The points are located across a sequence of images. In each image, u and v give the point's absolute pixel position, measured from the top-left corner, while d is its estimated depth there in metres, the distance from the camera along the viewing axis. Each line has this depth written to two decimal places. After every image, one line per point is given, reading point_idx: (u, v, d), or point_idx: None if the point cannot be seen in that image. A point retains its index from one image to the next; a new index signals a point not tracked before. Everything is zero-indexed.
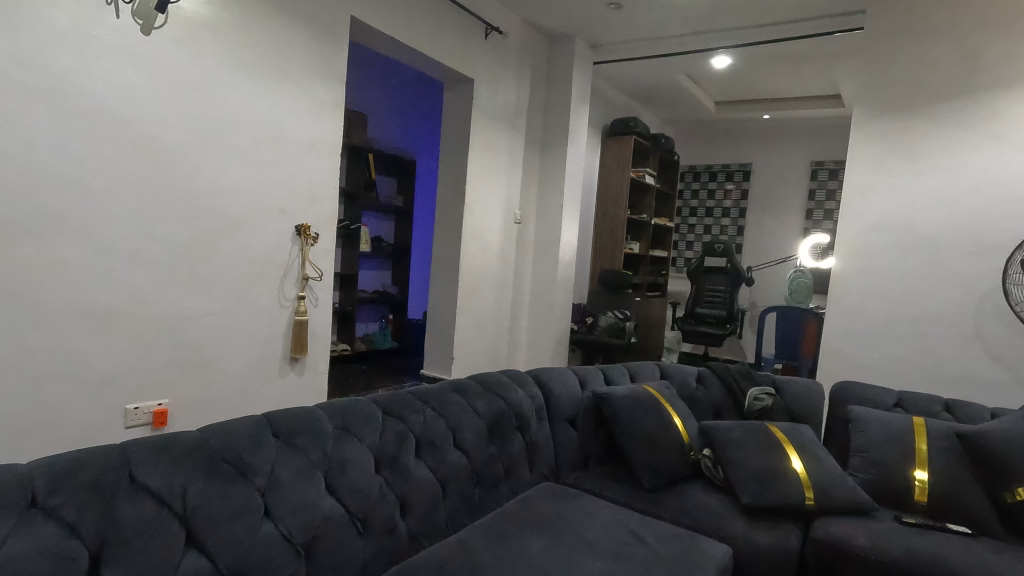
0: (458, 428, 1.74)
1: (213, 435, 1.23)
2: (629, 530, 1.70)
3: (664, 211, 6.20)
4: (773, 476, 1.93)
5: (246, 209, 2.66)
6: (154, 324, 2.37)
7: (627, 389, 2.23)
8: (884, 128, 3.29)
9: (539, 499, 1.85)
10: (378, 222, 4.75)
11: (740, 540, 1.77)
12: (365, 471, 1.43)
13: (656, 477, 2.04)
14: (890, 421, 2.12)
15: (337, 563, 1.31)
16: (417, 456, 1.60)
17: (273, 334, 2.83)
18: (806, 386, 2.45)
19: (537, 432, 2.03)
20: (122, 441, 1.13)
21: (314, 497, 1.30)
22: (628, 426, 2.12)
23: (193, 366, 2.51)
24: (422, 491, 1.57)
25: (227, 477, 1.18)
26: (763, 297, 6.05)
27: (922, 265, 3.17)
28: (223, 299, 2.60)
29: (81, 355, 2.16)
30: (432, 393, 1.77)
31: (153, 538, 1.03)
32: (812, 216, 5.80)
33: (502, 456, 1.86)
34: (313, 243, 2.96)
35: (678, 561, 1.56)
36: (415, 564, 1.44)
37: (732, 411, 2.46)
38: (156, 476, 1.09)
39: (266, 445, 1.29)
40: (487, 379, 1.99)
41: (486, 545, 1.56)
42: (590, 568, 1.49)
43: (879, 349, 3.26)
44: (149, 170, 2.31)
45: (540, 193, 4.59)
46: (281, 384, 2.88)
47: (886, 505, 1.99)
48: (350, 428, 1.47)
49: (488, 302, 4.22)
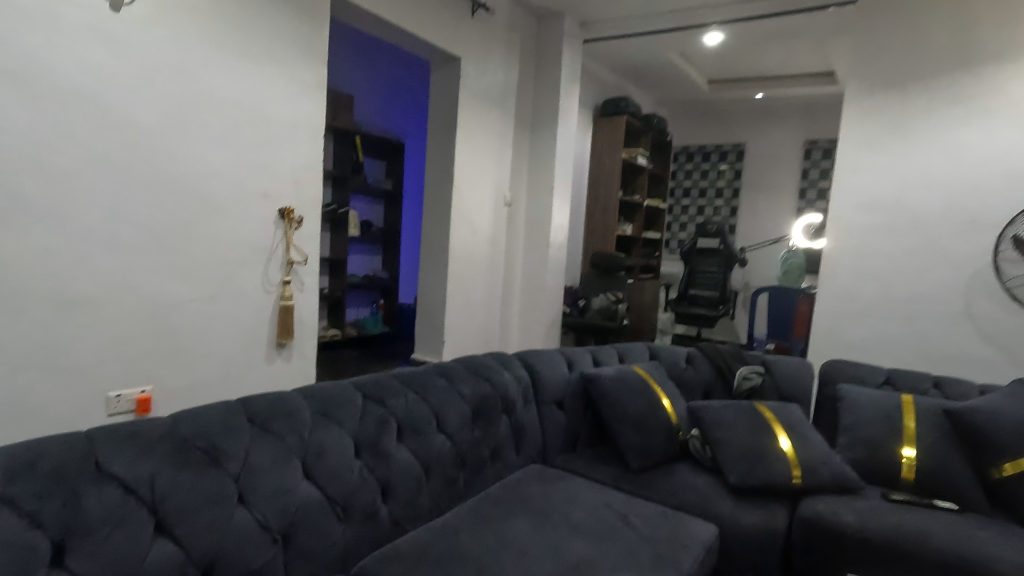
0: (442, 411, 1.71)
1: (184, 422, 1.21)
2: (614, 511, 1.69)
3: (657, 192, 6.15)
4: (760, 455, 1.92)
5: (227, 193, 2.60)
6: (135, 311, 2.32)
7: (615, 370, 2.21)
8: (877, 104, 3.24)
9: (526, 482, 1.84)
10: (367, 206, 4.68)
11: (727, 520, 1.76)
12: (344, 456, 1.41)
13: (644, 458, 2.02)
14: (878, 399, 2.11)
15: (316, 549, 1.30)
16: (399, 440, 1.57)
17: (259, 319, 2.79)
18: (795, 365, 2.44)
19: (524, 415, 2.01)
20: (86, 430, 1.10)
21: (291, 484, 1.28)
22: (615, 407, 2.11)
23: (177, 353, 2.48)
24: (405, 475, 1.55)
25: (198, 465, 1.15)
26: (755, 278, 6.04)
27: (915, 244, 3.14)
28: (206, 286, 2.55)
29: (59, 344, 2.12)
30: (415, 377, 1.74)
31: (119, 528, 1.01)
32: (805, 195, 5.78)
33: (487, 439, 1.84)
34: (298, 227, 2.91)
35: (663, 542, 1.55)
36: (398, 551, 1.42)
37: (721, 390, 2.45)
38: (123, 465, 1.06)
39: (240, 431, 1.26)
40: (472, 361, 1.96)
41: (470, 529, 1.55)
42: (575, 549, 1.48)
43: (870, 327, 3.26)
44: (125, 154, 2.25)
45: (530, 176, 4.53)
46: (268, 370, 2.85)
47: (873, 482, 1.99)
48: (328, 412, 1.44)
49: (479, 285, 4.18)
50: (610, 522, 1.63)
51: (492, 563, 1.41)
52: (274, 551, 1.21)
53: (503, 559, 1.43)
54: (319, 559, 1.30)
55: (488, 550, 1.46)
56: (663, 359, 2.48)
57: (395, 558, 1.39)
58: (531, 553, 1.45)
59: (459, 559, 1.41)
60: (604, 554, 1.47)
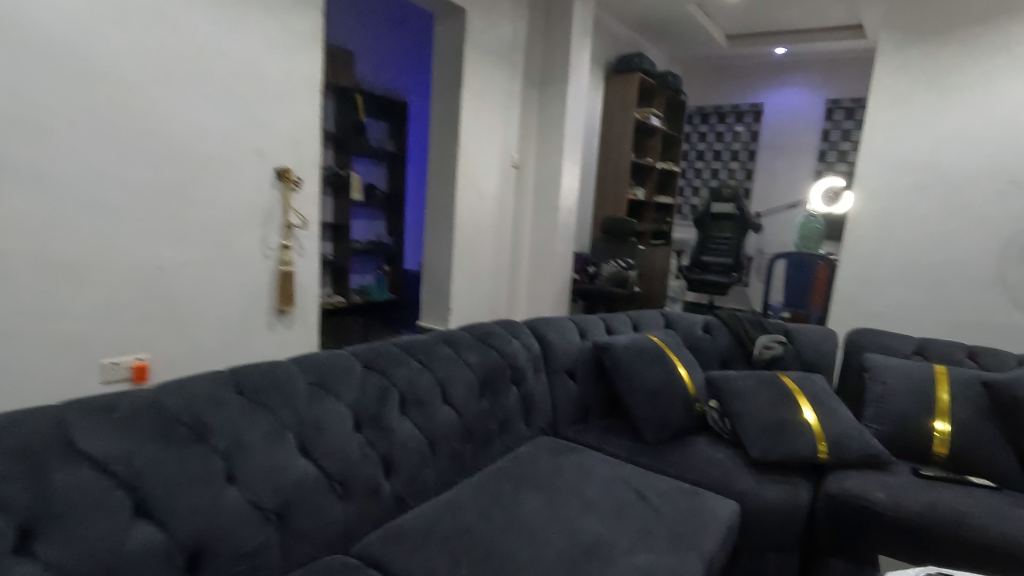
0: (447, 381, 1.62)
1: (167, 394, 1.11)
2: (629, 487, 1.60)
3: (670, 155, 5.93)
4: (784, 428, 1.81)
5: (221, 152, 2.47)
6: (127, 276, 2.22)
7: (629, 339, 2.10)
8: (912, 56, 3.02)
9: (536, 455, 1.76)
10: (370, 168, 4.51)
11: (748, 496, 1.67)
12: (343, 430, 1.32)
13: (660, 430, 1.93)
14: (909, 370, 2.00)
15: (314, 529, 1.22)
16: (402, 413, 1.48)
17: (258, 286, 2.69)
18: (818, 334, 2.33)
19: (534, 385, 1.91)
20: (57, 404, 1.00)
21: (286, 461, 1.19)
22: (630, 378, 2.00)
23: (173, 320, 2.39)
24: (408, 449, 1.46)
25: (181, 441, 1.06)
26: (770, 244, 5.87)
27: (946, 206, 2.97)
28: (201, 250, 2.44)
29: (49, 309, 2.03)
30: (418, 346, 1.64)
31: (95, 510, 0.92)
32: (825, 157, 5.55)
33: (496, 410, 1.75)
34: (297, 188, 2.78)
35: (683, 520, 1.46)
36: (402, 530, 1.35)
37: (740, 360, 2.33)
38: (97, 441, 0.97)
39: (228, 404, 1.16)
40: (479, 329, 1.85)
41: (478, 505, 1.46)
42: (589, 528, 1.40)
43: (894, 295, 3.12)
44: (110, 109, 2.11)
45: (539, 137, 4.34)
46: (268, 338, 2.77)
47: (901, 456, 1.89)
48: (326, 383, 1.34)
49: (485, 251, 4.06)
50: (626, 498, 1.54)
51: (502, 543, 1.32)
52: (269, 532, 1.13)
53: (513, 538, 1.34)
54: (318, 539, 1.22)
55: (497, 528, 1.38)
56: (679, 327, 2.37)
57: (399, 537, 1.32)
58: (542, 532, 1.37)
59: (466, 540, 1.32)
60: (620, 533, 1.39)
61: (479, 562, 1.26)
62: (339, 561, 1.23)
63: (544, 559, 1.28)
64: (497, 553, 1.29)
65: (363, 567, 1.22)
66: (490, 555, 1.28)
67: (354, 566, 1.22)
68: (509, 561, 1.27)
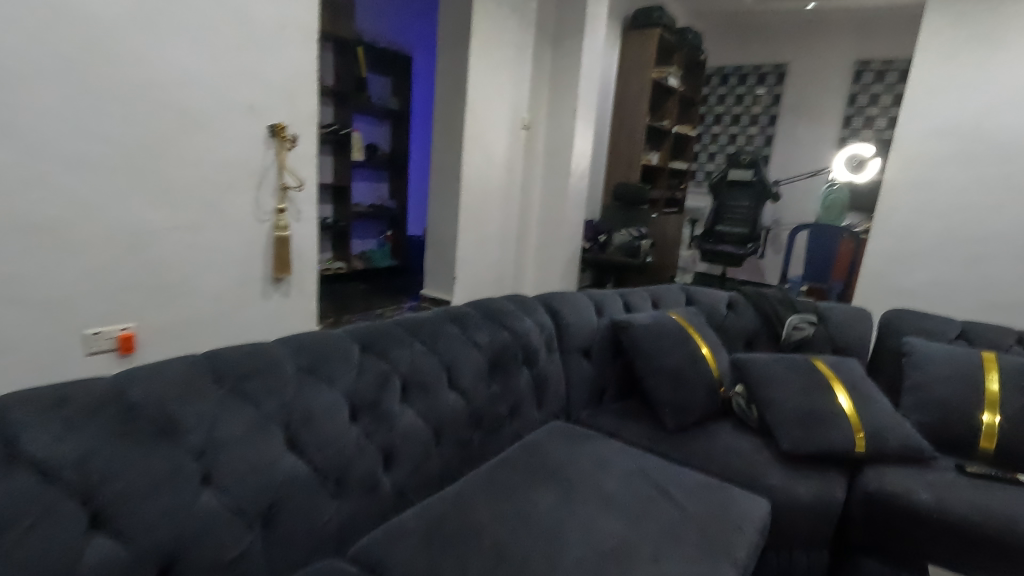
0: (454, 364, 1.47)
1: (131, 384, 0.97)
2: (651, 481, 1.47)
3: (686, 118, 5.65)
4: (818, 418, 1.67)
5: (208, 105, 2.26)
6: (108, 239, 2.05)
7: (650, 317, 1.93)
8: (965, 10, 2.75)
9: (548, 443, 1.63)
10: (372, 127, 4.28)
11: (779, 492, 1.54)
12: (337, 421, 1.18)
13: (682, 416, 1.79)
14: (955, 356, 1.84)
15: (304, 531, 1.09)
16: (403, 399, 1.34)
17: (252, 251, 2.52)
18: (852, 314, 2.16)
19: (548, 366, 1.76)
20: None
21: (270, 457, 1.06)
22: (651, 359, 1.85)
23: (160, 287, 2.23)
24: (410, 439, 1.33)
25: (144, 441, 0.93)
26: (788, 214, 5.64)
27: (992, 177, 2.75)
28: (189, 212, 2.27)
29: (22, 275, 1.87)
30: (423, 324, 1.48)
31: (39, 524, 0.79)
32: (851, 123, 5.26)
33: (506, 394, 1.60)
34: (292, 146, 2.58)
35: (710, 522, 1.33)
36: (401, 531, 1.22)
37: (766, 340, 2.17)
38: (43, 443, 0.83)
39: (203, 394, 1.02)
40: (488, 304, 1.69)
41: (486, 501, 1.34)
42: (608, 530, 1.27)
43: (927, 272, 2.93)
44: (83, 53, 1.90)
45: (551, 95, 4.08)
46: (264, 306, 2.62)
47: (944, 449, 1.75)
48: (318, 367, 1.20)
49: (493, 217, 3.86)
50: (647, 494, 1.41)
51: (513, 546, 1.19)
52: (250, 541, 1.01)
53: (526, 542, 1.21)
54: (308, 543, 1.10)
55: (507, 528, 1.25)
56: (702, 304, 2.20)
57: (397, 540, 1.19)
58: (558, 535, 1.24)
59: (472, 542, 1.20)
60: (642, 537, 1.25)
61: (487, 569, 1.13)
62: (330, 567, 1.11)
63: (559, 565, 1.15)
64: (509, 559, 1.16)
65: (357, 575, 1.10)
66: (500, 561, 1.15)
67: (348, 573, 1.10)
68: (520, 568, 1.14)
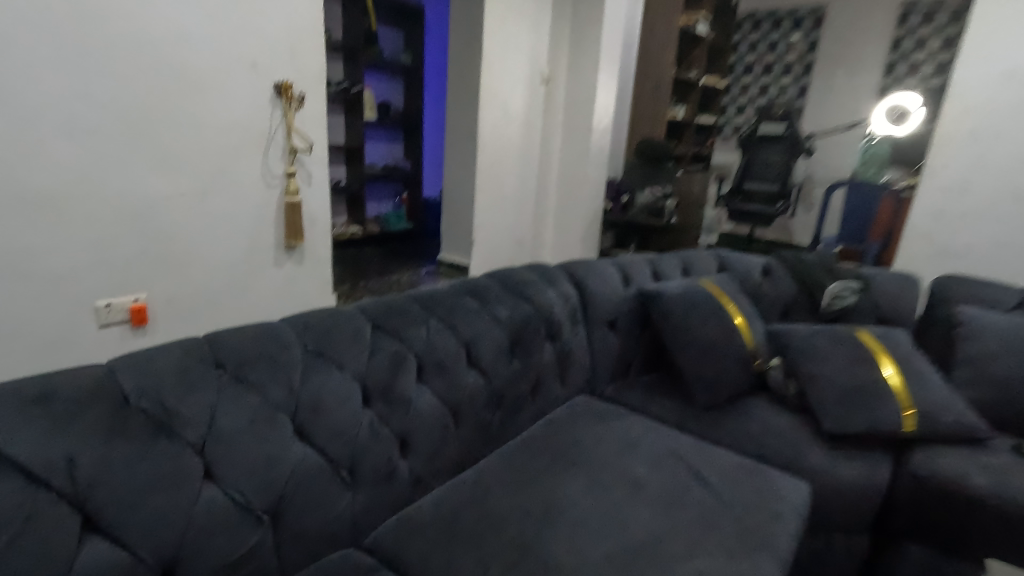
0: (473, 341, 1.37)
1: (125, 375, 0.90)
2: (682, 464, 1.39)
3: (714, 69, 5.33)
4: (863, 395, 1.56)
5: (209, 63, 2.13)
6: (112, 208, 1.98)
7: (680, 286, 1.81)
8: None
9: (572, 421, 1.55)
10: (383, 84, 4.09)
11: (818, 475, 1.45)
12: (349, 408, 1.11)
13: (714, 393, 1.69)
14: (1016, 328, 1.68)
15: (316, 524, 1.04)
16: (419, 380, 1.26)
17: (262, 219, 2.44)
18: (898, 282, 2.01)
19: (572, 340, 1.66)
20: None
21: (276, 449, 0.99)
22: (682, 332, 1.74)
23: (169, 257, 2.16)
24: (428, 422, 1.25)
25: (139, 436, 0.86)
26: (821, 170, 5.36)
27: None
28: (195, 178, 2.17)
29: (26, 248, 1.81)
30: (438, 298, 1.39)
31: (27, 532, 0.73)
32: (893, 71, 4.91)
33: (528, 372, 1.52)
34: (299, 107, 2.45)
35: (747, 510, 1.25)
36: (418, 521, 1.17)
37: (804, 309, 2.04)
38: (27, 443, 0.76)
39: (202, 385, 0.95)
40: (508, 276, 1.59)
41: (508, 486, 1.27)
42: (637, 519, 1.20)
43: (978, 233, 2.73)
44: (71, 8, 1.78)
45: (572, 46, 3.84)
46: (277, 275, 2.55)
47: (996, 427, 1.63)
48: (327, 350, 1.12)
49: (510, 178, 3.71)
50: (678, 478, 1.33)
51: (537, 537, 1.13)
52: (258, 536, 0.96)
53: (549, 531, 1.15)
54: (321, 535, 1.05)
55: (530, 516, 1.18)
56: (735, 271, 2.06)
57: (415, 531, 1.14)
58: (584, 523, 1.17)
59: (493, 532, 1.14)
60: (674, 526, 1.18)
61: (510, 562, 1.07)
62: (344, 561, 1.06)
63: (586, 558, 1.09)
64: (532, 550, 1.10)
65: (373, 569, 1.05)
66: (523, 553, 1.09)
67: (363, 567, 1.05)
68: (545, 561, 1.07)
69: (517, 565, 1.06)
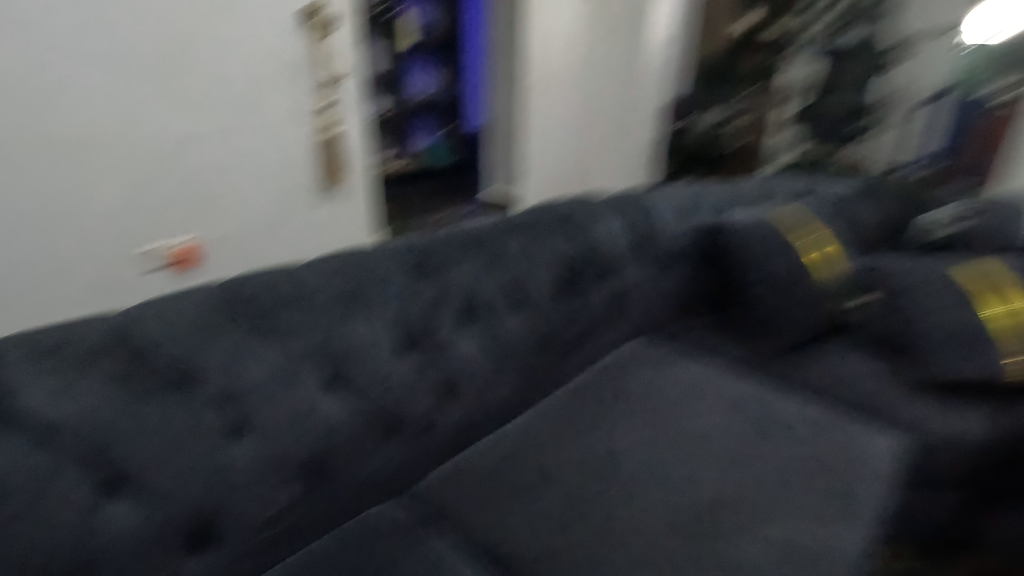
0: (520, 283, 1.25)
1: (146, 320, 0.81)
2: (750, 415, 1.25)
3: None
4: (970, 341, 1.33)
5: None
6: (144, 150, 1.88)
7: (752, 215, 1.58)
8: None
9: (627, 367, 1.43)
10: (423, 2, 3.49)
11: (907, 429, 1.29)
12: (384, 358, 1.02)
13: (786, 336, 1.52)
14: None
15: (353, 478, 0.99)
16: (461, 327, 1.16)
17: (301, 158, 2.30)
18: (1012, 208, 1.72)
19: (629, 279, 1.51)
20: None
21: (308, 403, 0.92)
22: (753, 269, 1.55)
23: (208, 201, 2.07)
24: (470, 371, 1.16)
25: (157, 393, 0.80)
26: None
27: None
28: (227, 115, 2.04)
29: (62, 193, 1.76)
30: (485, 232, 1.24)
31: (45, 496, 0.69)
32: None
33: (580, 314, 1.39)
34: (333, 30, 2.22)
35: (826, 470, 1.11)
36: (462, 476, 1.11)
37: (895, 242, 1.79)
38: (39, 399, 0.71)
39: (227, 333, 0.86)
40: (565, 206, 1.41)
41: (557, 438, 1.18)
42: (697, 478, 1.09)
43: None
44: None
45: None
46: (319, 215, 2.46)
47: None
48: (358, 294, 1.01)
49: (558, 106, 3.46)
50: (744, 431, 1.20)
51: (587, 497, 1.05)
52: (293, 494, 0.91)
53: (601, 490, 1.06)
54: (359, 490, 1.00)
55: (580, 472, 1.10)
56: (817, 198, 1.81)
57: (457, 488, 1.08)
58: (638, 483, 1.08)
59: (539, 489, 1.06)
60: (741, 488, 1.07)
61: (558, 525, 1.00)
62: (384, 516, 1.01)
63: (640, 522, 1.00)
64: (581, 512, 1.02)
65: (414, 525, 1.00)
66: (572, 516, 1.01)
67: (404, 523, 1.00)
68: (594, 525, 1.00)
69: (565, 530, 0.99)
